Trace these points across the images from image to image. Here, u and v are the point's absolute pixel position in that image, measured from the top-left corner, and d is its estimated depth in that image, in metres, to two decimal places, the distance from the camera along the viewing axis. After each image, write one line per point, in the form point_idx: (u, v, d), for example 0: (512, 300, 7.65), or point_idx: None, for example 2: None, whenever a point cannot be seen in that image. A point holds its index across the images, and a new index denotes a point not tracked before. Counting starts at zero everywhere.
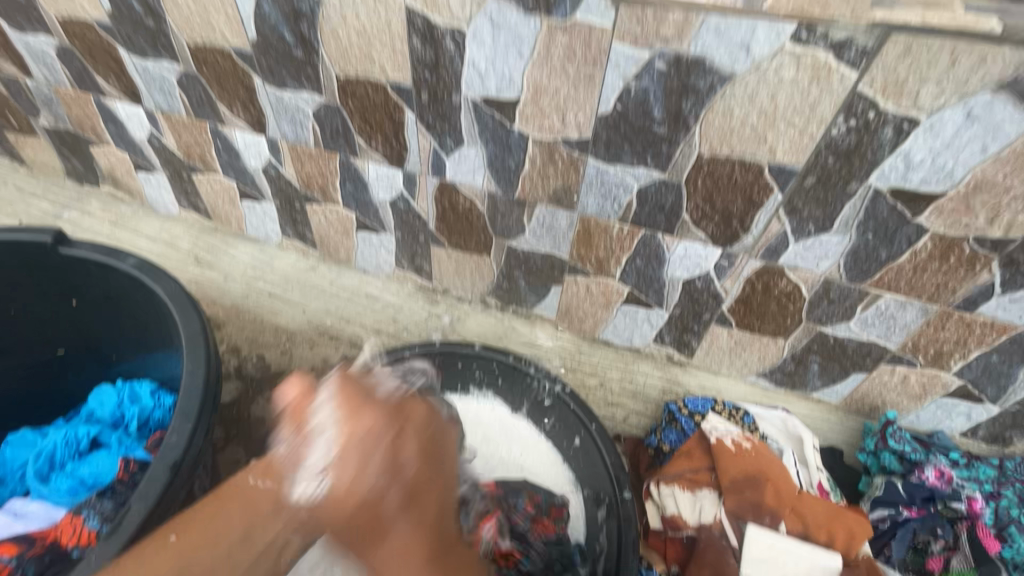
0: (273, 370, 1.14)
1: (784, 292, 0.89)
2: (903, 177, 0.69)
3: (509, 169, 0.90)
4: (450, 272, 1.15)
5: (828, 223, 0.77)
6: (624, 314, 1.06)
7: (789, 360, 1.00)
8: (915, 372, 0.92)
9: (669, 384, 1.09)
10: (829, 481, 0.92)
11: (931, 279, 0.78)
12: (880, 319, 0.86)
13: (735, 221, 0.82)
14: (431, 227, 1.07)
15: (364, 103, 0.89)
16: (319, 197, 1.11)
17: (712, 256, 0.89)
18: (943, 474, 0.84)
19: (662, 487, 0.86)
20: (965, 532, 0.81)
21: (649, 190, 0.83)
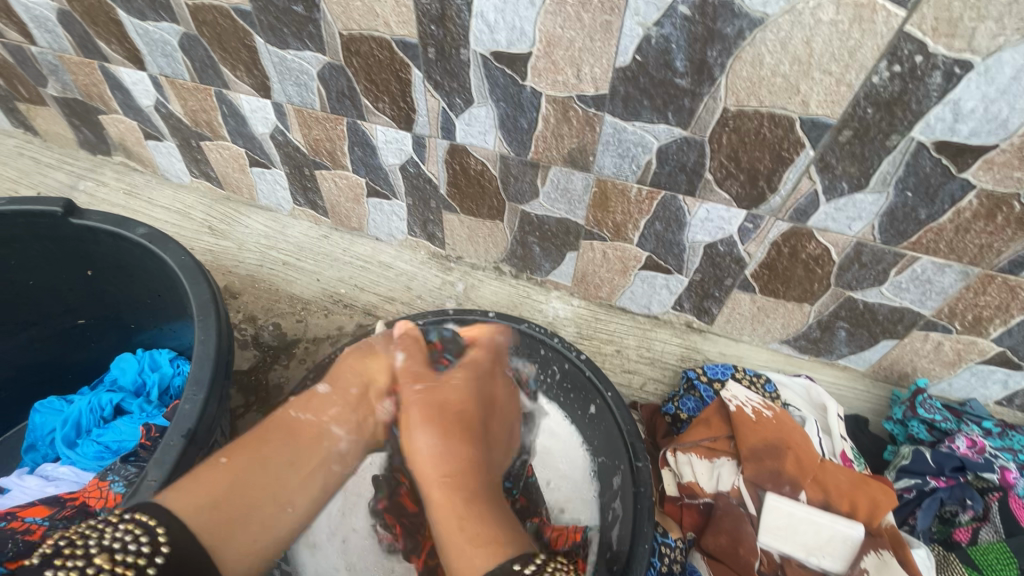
0: (289, 338, 1.15)
1: (812, 255, 0.85)
2: (950, 129, 0.63)
3: (522, 130, 0.86)
4: (463, 239, 1.12)
5: (864, 180, 0.72)
6: (642, 281, 1.02)
7: (814, 327, 0.96)
8: (950, 339, 0.87)
9: (688, 351, 1.07)
10: (854, 450, 0.88)
11: (975, 240, 0.73)
12: (915, 283, 0.82)
13: (762, 180, 0.77)
14: (442, 192, 1.04)
15: (369, 61, 0.85)
16: (328, 163, 1.09)
17: (736, 218, 0.84)
18: (975, 444, 0.80)
19: (678, 454, 0.85)
20: (997, 503, 0.77)
21: (670, 149, 0.79)
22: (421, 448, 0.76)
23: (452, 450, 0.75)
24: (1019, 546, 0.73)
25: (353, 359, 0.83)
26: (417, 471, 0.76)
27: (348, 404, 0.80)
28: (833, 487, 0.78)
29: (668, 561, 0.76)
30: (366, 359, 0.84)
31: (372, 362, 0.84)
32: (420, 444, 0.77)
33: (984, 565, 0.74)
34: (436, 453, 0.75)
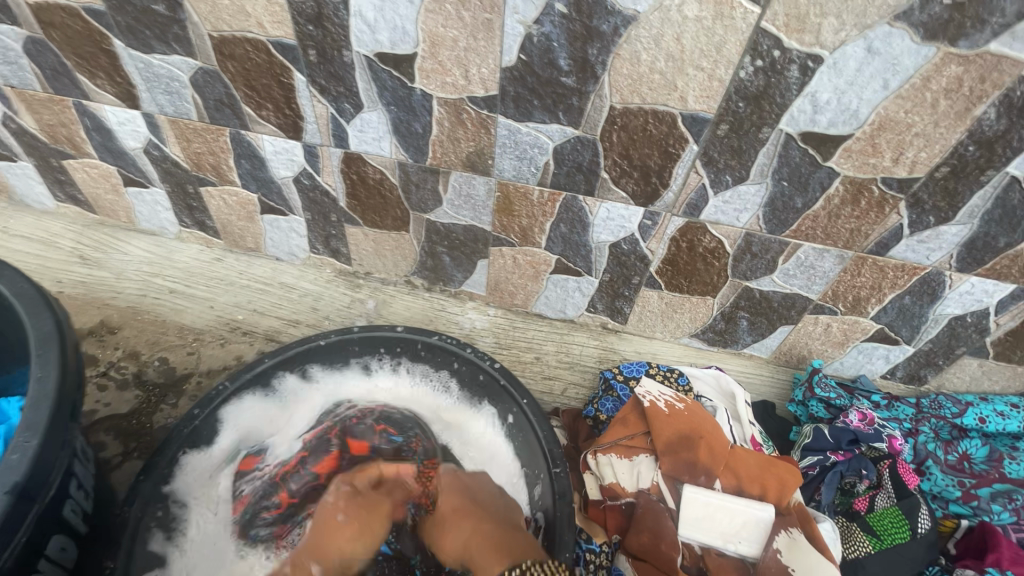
0: (179, 373, 1.04)
1: (708, 249, 0.88)
2: (812, 120, 0.68)
3: (417, 135, 0.83)
4: (369, 253, 1.07)
5: (744, 173, 0.76)
6: (555, 285, 1.02)
7: (719, 319, 0.99)
8: (837, 320, 0.93)
9: (605, 352, 1.07)
10: (763, 433, 0.90)
11: (845, 224, 0.79)
12: (801, 269, 0.87)
13: (654, 177, 0.79)
14: (342, 204, 0.98)
15: (246, 65, 0.79)
16: (213, 179, 1.00)
17: (635, 215, 0.86)
18: (865, 416, 0.85)
19: (598, 457, 0.85)
20: (888, 470, 0.79)
21: (565, 149, 0.79)
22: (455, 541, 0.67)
23: (458, 493, 0.73)
24: (909, 506, 0.74)
25: (331, 540, 0.69)
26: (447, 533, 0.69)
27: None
28: (744, 473, 0.79)
29: (593, 567, 0.75)
30: (337, 534, 0.69)
31: (349, 542, 0.69)
32: (452, 538, 0.68)
33: (881, 531, 0.74)
34: (455, 503, 0.72)
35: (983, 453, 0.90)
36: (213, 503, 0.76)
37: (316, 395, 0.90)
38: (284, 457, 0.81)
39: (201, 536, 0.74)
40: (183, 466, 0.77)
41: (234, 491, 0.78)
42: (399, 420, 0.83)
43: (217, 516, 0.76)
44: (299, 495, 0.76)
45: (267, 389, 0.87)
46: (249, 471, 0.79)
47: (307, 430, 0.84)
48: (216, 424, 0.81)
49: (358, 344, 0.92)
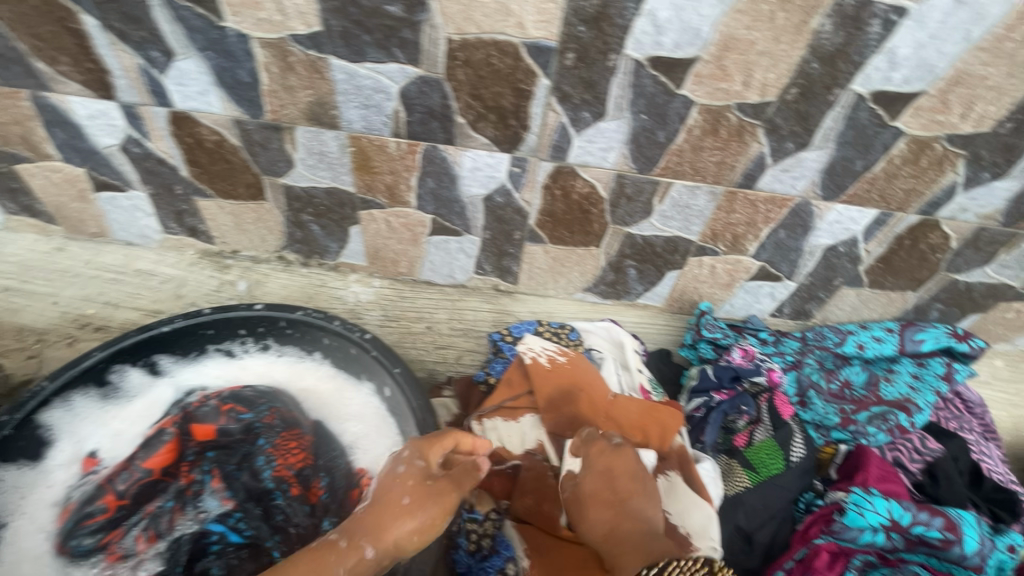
0: (17, 380, 0.93)
1: (582, 195, 0.84)
2: (656, 43, 0.64)
3: (246, 85, 0.73)
4: (230, 229, 0.96)
5: (601, 107, 0.71)
6: (436, 248, 0.95)
7: (608, 270, 0.96)
8: (720, 261, 0.92)
9: (499, 315, 1.02)
10: (652, 380, 0.88)
11: (710, 157, 0.76)
12: (677, 210, 0.84)
13: (512, 118, 0.74)
14: (185, 174, 0.87)
15: (21, 10, 0.68)
16: (26, 153, 0.87)
17: (502, 163, 0.80)
18: (748, 352, 0.84)
19: (483, 422, 0.80)
20: (766, 404, 0.79)
21: (411, 92, 0.72)
22: (598, 523, 0.62)
23: (618, 465, 0.66)
24: (783, 437, 0.75)
25: (388, 515, 0.62)
26: (586, 511, 0.63)
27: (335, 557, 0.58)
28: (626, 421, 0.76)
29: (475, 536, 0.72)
30: (401, 515, 0.62)
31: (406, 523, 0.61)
32: (599, 513, 0.62)
33: (757, 464, 0.74)
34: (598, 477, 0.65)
35: (863, 378, 0.92)
36: (33, 513, 0.67)
37: (169, 390, 0.79)
38: (122, 454, 0.73)
39: (17, 551, 0.64)
40: None
41: (62, 495, 0.69)
42: (248, 397, 0.76)
43: (35, 529, 0.66)
44: (130, 494, 0.69)
45: (105, 388, 0.76)
46: (79, 476, 0.70)
47: (152, 424, 0.75)
48: (31, 429, 0.70)
49: (213, 327, 0.82)
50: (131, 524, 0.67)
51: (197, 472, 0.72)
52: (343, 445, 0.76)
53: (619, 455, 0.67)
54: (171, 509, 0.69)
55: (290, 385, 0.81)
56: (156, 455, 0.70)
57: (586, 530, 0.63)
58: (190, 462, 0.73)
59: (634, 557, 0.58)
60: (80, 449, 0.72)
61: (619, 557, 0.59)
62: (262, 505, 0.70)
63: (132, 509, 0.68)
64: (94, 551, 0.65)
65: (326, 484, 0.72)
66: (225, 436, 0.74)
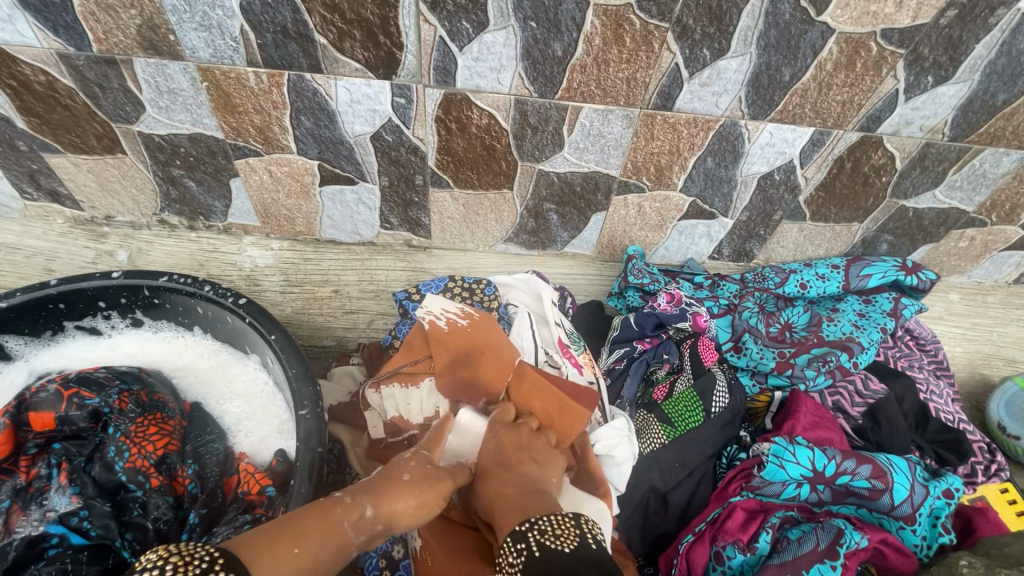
0: None
1: (482, 127, 0.73)
2: None
3: (57, 6, 0.61)
4: (94, 190, 0.84)
5: (481, 14, 0.60)
6: (332, 201, 0.85)
7: (527, 216, 0.87)
8: (647, 199, 0.83)
9: (414, 274, 0.93)
10: (574, 333, 0.80)
11: (618, 73, 0.66)
12: (591, 140, 0.74)
13: (381, 34, 0.63)
14: (22, 126, 0.75)
15: None
16: None
17: (383, 94, 0.69)
18: (674, 297, 0.76)
19: (379, 390, 0.72)
20: (689, 351, 0.72)
21: (255, 5, 0.60)
22: (498, 488, 0.55)
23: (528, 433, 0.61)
24: (704, 387, 0.66)
25: (392, 490, 0.53)
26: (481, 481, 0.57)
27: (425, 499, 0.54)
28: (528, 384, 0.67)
29: None
30: (401, 490, 0.53)
31: (409, 500, 0.53)
32: (492, 483, 0.56)
33: (676, 419, 0.66)
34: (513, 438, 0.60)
35: (805, 320, 0.85)
36: None
37: (23, 374, 0.72)
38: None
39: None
40: None
41: None
42: (97, 380, 0.65)
43: None
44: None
45: None
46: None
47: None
48: None
49: (64, 301, 0.72)
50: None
51: (44, 466, 0.63)
52: (221, 426, 0.71)
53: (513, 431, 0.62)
54: (8, 509, 0.61)
55: (166, 362, 0.75)
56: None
57: (480, 498, 0.57)
58: (35, 456, 0.64)
59: (516, 513, 0.52)
60: None
61: (503, 515, 0.53)
62: (116, 500, 0.62)
63: None
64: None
65: (194, 472, 0.65)
66: (69, 425, 0.63)
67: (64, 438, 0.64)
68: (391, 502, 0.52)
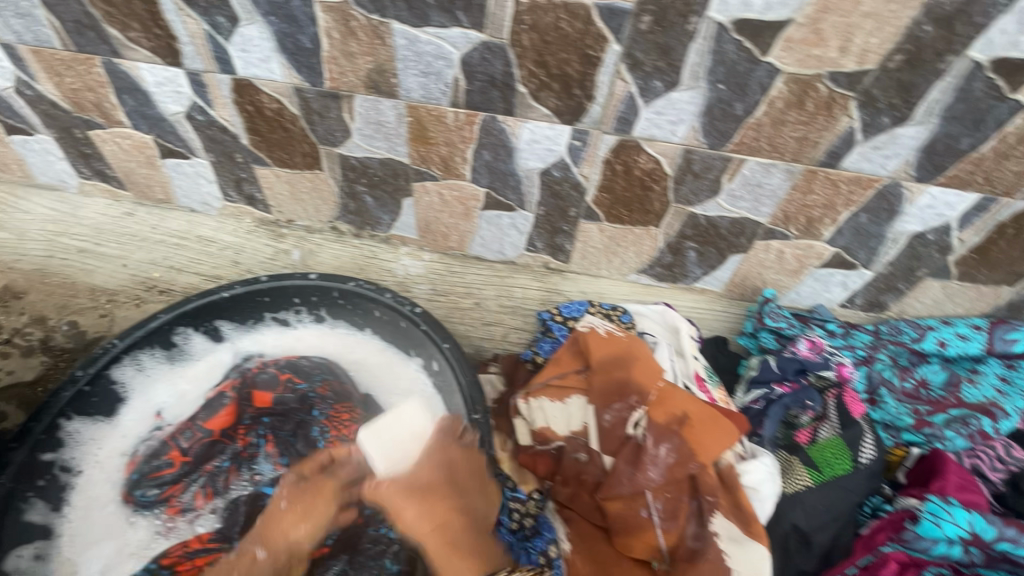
0: (90, 337, 0.98)
1: (645, 171, 0.79)
2: (745, 4, 0.58)
3: (307, 52, 0.72)
4: (286, 198, 0.97)
5: (675, 76, 0.66)
6: (488, 223, 0.93)
7: (666, 252, 0.92)
8: (790, 246, 0.86)
9: (548, 294, 1.00)
10: (708, 369, 0.84)
11: (792, 132, 0.70)
12: (748, 189, 0.79)
13: (576, 88, 0.70)
14: (244, 142, 0.88)
15: None
16: (99, 120, 0.89)
17: (562, 136, 0.77)
18: (816, 344, 0.79)
19: (529, 401, 0.79)
20: (835, 400, 0.74)
21: (473, 59, 0.69)
22: (483, 503, 0.66)
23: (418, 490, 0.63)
24: (852, 437, 0.70)
25: (275, 524, 0.67)
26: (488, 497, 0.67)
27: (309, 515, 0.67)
28: (679, 414, 0.68)
29: (518, 516, 0.71)
30: (279, 518, 0.68)
31: (294, 527, 0.67)
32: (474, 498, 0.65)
33: (822, 465, 0.70)
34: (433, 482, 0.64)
35: (942, 378, 0.86)
36: (105, 463, 0.71)
37: (230, 354, 0.82)
38: (186, 413, 0.76)
39: (89, 497, 0.69)
40: (68, 431, 0.71)
41: (130, 448, 0.73)
42: (305, 368, 0.79)
43: (108, 476, 0.71)
44: (193, 453, 0.73)
45: (171, 349, 0.79)
46: (147, 432, 0.74)
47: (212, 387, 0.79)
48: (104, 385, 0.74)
49: (269, 295, 0.83)
50: (192, 481, 0.72)
51: (253, 435, 0.78)
52: None
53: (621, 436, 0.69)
54: (228, 468, 0.74)
55: (342, 357, 0.83)
56: (216, 417, 0.75)
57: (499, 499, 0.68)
58: (246, 426, 0.77)
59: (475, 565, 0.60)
60: (151, 408, 0.76)
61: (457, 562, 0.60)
62: None
63: (193, 467, 0.73)
64: (156, 503, 0.70)
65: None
66: (282, 404, 0.78)
67: (272, 414, 0.78)
68: (276, 533, 0.67)
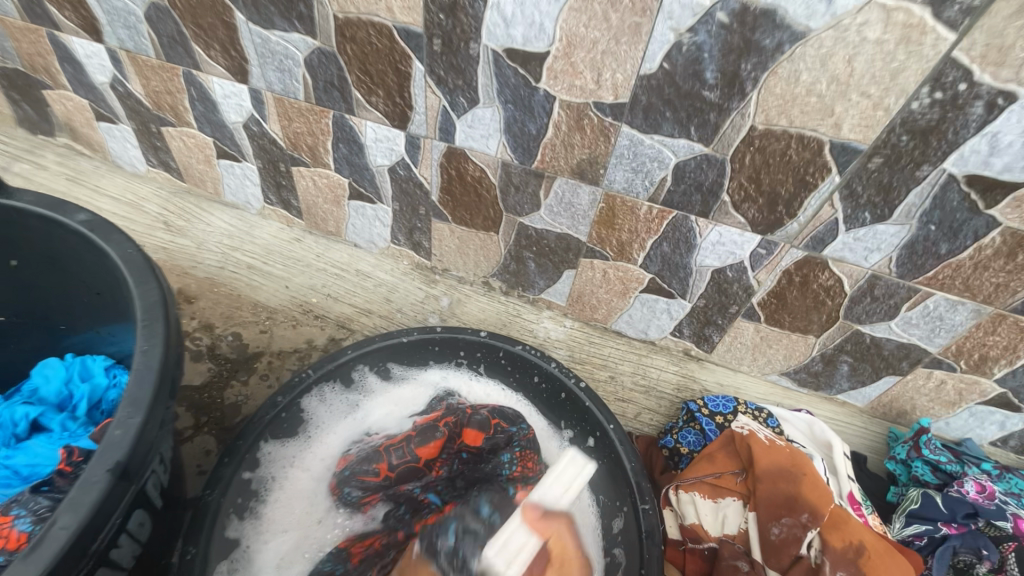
0: (250, 350, 1.05)
1: (823, 286, 0.81)
2: (984, 163, 0.61)
3: (529, 136, 0.79)
4: (451, 250, 1.04)
5: (887, 211, 0.69)
6: (642, 304, 0.97)
7: (817, 360, 0.92)
8: (954, 378, 0.85)
9: (684, 380, 1.02)
10: (860, 492, 0.83)
11: (992, 278, 0.71)
12: (926, 320, 0.80)
13: (782, 205, 0.74)
14: (434, 198, 0.96)
15: (365, 49, 0.77)
16: (307, 160, 0.99)
17: (749, 243, 0.80)
18: (985, 488, 0.77)
19: (681, 492, 0.80)
20: (1013, 553, 0.73)
21: (688, 166, 0.74)
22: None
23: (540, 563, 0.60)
24: None
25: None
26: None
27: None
28: (855, 544, 0.68)
29: None
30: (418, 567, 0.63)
31: None
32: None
33: None
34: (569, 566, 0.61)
35: None
36: (315, 462, 0.81)
37: (436, 383, 0.91)
38: (391, 431, 0.85)
39: (296, 489, 0.78)
40: (263, 452, 0.76)
41: (342, 449, 0.82)
42: (511, 414, 0.82)
43: (318, 470, 0.80)
44: (397, 471, 0.76)
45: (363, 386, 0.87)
46: (356, 438, 0.84)
47: (417, 414, 0.88)
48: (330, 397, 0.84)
49: (439, 345, 0.88)
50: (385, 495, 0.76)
51: (446, 470, 0.79)
52: None
53: (787, 556, 0.69)
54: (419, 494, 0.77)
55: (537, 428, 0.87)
56: (428, 446, 0.77)
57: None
58: (443, 460, 0.79)
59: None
60: (364, 420, 0.86)
61: None
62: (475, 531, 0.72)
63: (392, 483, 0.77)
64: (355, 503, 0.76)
65: None
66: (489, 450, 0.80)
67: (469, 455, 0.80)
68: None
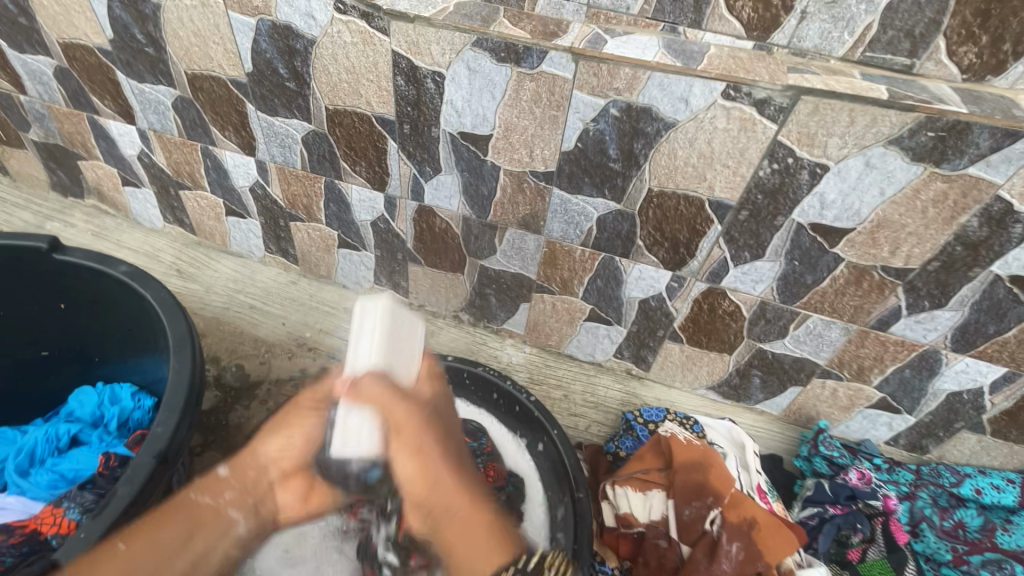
0: (251, 379, 1.20)
1: (727, 311, 0.99)
2: (820, 214, 0.81)
3: (483, 196, 0.99)
4: (425, 288, 1.22)
5: (761, 250, 0.88)
6: (587, 330, 1.14)
7: (734, 374, 1.09)
8: (842, 386, 1.03)
9: (628, 396, 1.18)
10: (768, 483, 0.99)
11: (850, 301, 0.90)
12: (810, 337, 0.97)
13: (682, 247, 0.93)
14: (409, 246, 1.14)
15: (350, 131, 0.97)
16: (303, 216, 1.18)
17: (664, 278, 0.99)
18: (864, 476, 0.95)
19: (616, 487, 0.94)
20: (881, 526, 0.91)
21: (607, 218, 0.93)
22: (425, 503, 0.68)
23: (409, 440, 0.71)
24: (897, 562, 0.89)
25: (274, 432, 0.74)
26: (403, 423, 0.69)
27: (246, 488, 0.72)
28: (750, 519, 0.84)
29: None
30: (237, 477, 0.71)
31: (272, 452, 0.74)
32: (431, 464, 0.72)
33: None
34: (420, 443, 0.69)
35: (978, 522, 0.97)
36: None
37: None
38: None
39: None
40: None
41: None
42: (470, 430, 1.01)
43: None
44: None
45: None
46: None
47: None
48: None
49: None
50: None
51: None
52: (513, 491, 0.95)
53: (694, 532, 0.86)
54: None
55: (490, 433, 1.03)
56: None
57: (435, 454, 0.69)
58: None
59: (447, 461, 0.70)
60: None
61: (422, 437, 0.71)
62: None
63: None
64: None
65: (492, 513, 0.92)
66: None
67: None
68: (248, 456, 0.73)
